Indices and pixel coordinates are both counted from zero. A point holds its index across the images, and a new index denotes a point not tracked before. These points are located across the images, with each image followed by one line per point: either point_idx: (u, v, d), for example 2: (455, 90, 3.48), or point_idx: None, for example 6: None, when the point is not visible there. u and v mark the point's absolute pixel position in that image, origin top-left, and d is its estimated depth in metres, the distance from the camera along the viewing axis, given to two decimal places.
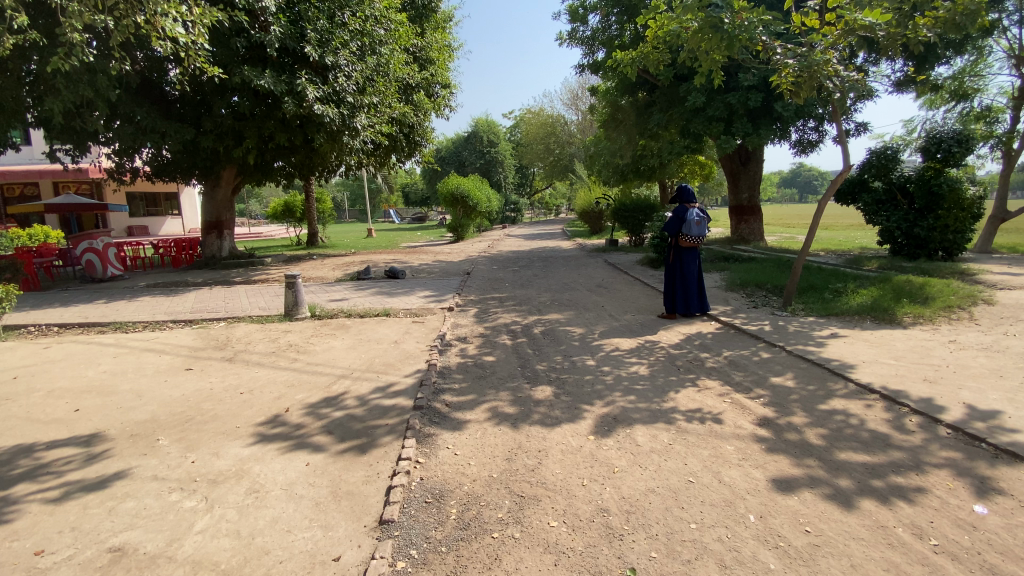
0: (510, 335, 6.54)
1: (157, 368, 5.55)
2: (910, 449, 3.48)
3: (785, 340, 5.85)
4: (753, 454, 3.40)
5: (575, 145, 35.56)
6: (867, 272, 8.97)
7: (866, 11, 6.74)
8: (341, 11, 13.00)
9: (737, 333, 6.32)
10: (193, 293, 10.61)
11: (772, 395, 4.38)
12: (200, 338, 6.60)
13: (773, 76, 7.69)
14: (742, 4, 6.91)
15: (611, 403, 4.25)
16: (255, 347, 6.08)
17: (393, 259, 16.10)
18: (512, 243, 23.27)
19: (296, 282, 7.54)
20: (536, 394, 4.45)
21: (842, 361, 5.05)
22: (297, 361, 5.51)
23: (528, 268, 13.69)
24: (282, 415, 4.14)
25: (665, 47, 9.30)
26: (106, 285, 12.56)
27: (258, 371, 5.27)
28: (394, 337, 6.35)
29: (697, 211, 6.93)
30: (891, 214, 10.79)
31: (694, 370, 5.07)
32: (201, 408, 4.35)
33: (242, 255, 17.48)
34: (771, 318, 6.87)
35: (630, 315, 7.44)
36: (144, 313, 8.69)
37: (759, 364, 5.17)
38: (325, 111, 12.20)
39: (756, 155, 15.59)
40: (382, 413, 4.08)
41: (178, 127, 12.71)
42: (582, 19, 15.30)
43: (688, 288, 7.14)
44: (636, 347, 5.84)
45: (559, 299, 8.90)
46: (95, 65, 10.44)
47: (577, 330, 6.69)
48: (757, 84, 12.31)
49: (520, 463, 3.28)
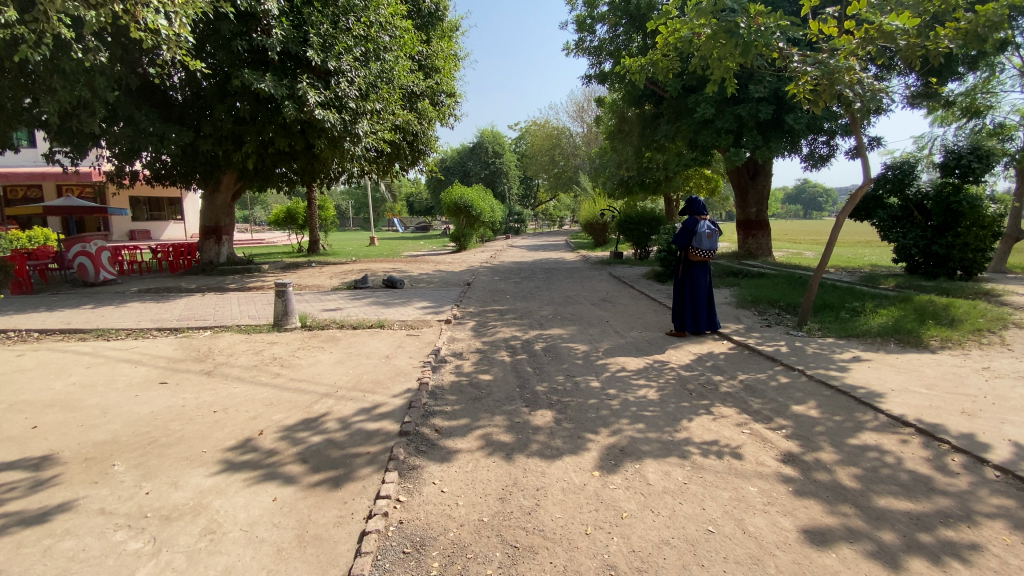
0: (510, 351, 6.15)
1: (129, 381, 5.17)
2: (957, 495, 3.07)
3: (804, 363, 5.44)
4: (780, 498, 2.99)
5: (580, 158, 35.36)
6: (885, 291, 8.57)
7: (890, 16, 6.41)
8: (345, 16, 12.79)
9: (751, 354, 5.92)
10: (183, 300, 10.27)
11: (795, 427, 3.97)
12: (181, 349, 6.22)
13: (789, 85, 7.36)
14: (758, 8, 6.59)
15: (618, 433, 3.85)
16: (236, 359, 5.69)
17: (393, 267, 15.80)
18: (515, 253, 22.94)
19: (287, 290, 7.18)
20: (535, 420, 4.07)
21: (869, 388, 4.64)
22: (280, 376, 5.13)
23: (530, 279, 13.34)
24: (253, 439, 3.75)
25: (676, 53, 9.01)
26: (96, 290, 12.24)
27: (236, 387, 4.89)
28: (385, 350, 5.97)
29: (708, 224, 6.54)
30: (908, 230, 10.38)
31: (708, 396, 4.66)
32: (167, 430, 3.95)
33: (241, 261, 17.15)
34: (787, 339, 6.46)
35: (637, 332, 7.04)
36: (129, 320, 8.34)
37: (777, 390, 4.77)
38: (325, 117, 11.86)
39: (765, 169, 15.28)
40: (365, 439, 3.69)
41: (177, 130, 12.53)
42: (590, 29, 15.09)
43: (698, 305, 6.75)
44: (643, 368, 5.44)
45: (562, 313, 8.52)
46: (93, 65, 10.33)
47: (580, 347, 6.30)
48: (768, 95, 12.01)
49: (515, 504, 2.89)
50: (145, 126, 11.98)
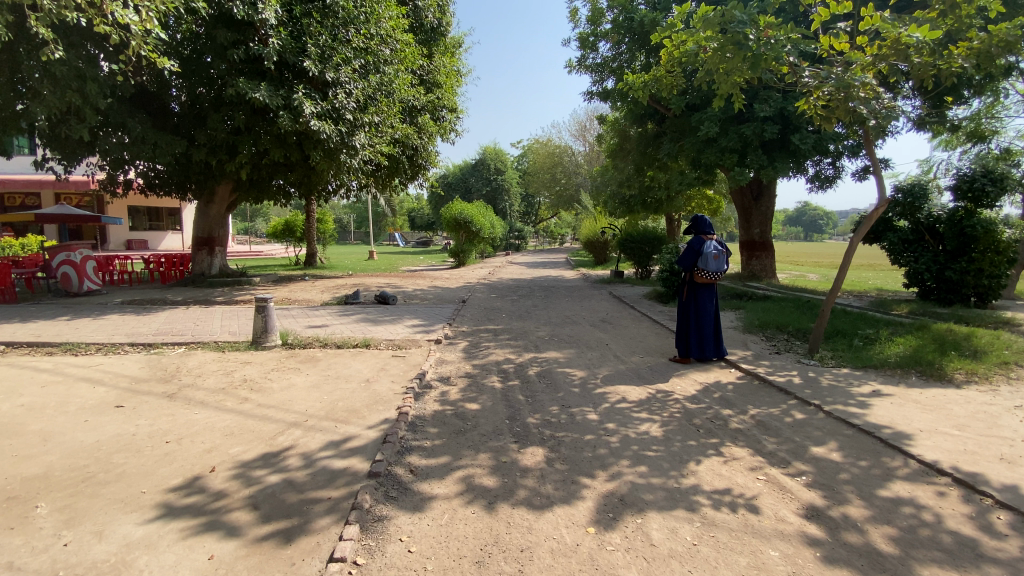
0: (501, 377, 5.70)
1: (82, 403, 4.73)
2: (1013, 565, 2.62)
3: (821, 397, 4.99)
4: (805, 566, 2.54)
5: (582, 176, 35.26)
6: (900, 318, 8.15)
7: (909, 27, 6.07)
8: (345, 28, 12.48)
9: (762, 385, 5.47)
10: (165, 313, 9.86)
11: (817, 474, 3.54)
12: (147, 368, 5.78)
13: (800, 101, 6.98)
14: (769, 20, 6.23)
15: (617, 477, 3.40)
16: (203, 381, 5.25)
17: (388, 283, 15.40)
18: (514, 270, 22.60)
19: (267, 306, 6.76)
20: (523, 459, 3.63)
21: (895, 428, 4.18)
22: (247, 402, 4.68)
23: (528, 297, 12.94)
24: (202, 478, 3.31)
25: (681, 70, 8.76)
26: (78, 301, 11.82)
27: (198, 413, 4.45)
28: (367, 374, 5.53)
29: (715, 244, 6.14)
30: (919, 254, 10.00)
31: (717, 433, 4.21)
32: (108, 465, 3.52)
33: (233, 273, 16.74)
34: (800, 368, 6.03)
35: (638, 357, 6.61)
36: (102, 334, 7.90)
37: (793, 428, 4.32)
38: (321, 127, 11.58)
39: (769, 190, 14.99)
40: (327, 481, 3.25)
41: (170, 139, 12.24)
42: (592, 46, 14.94)
43: (704, 330, 6.34)
44: (645, 399, 4.99)
45: (559, 334, 8.09)
46: (85, 71, 10.13)
47: (578, 373, 5.86)
48: (774, 115, 11.75)
49: (494, 571, 2.44)
50: (137, 134, 11.69)
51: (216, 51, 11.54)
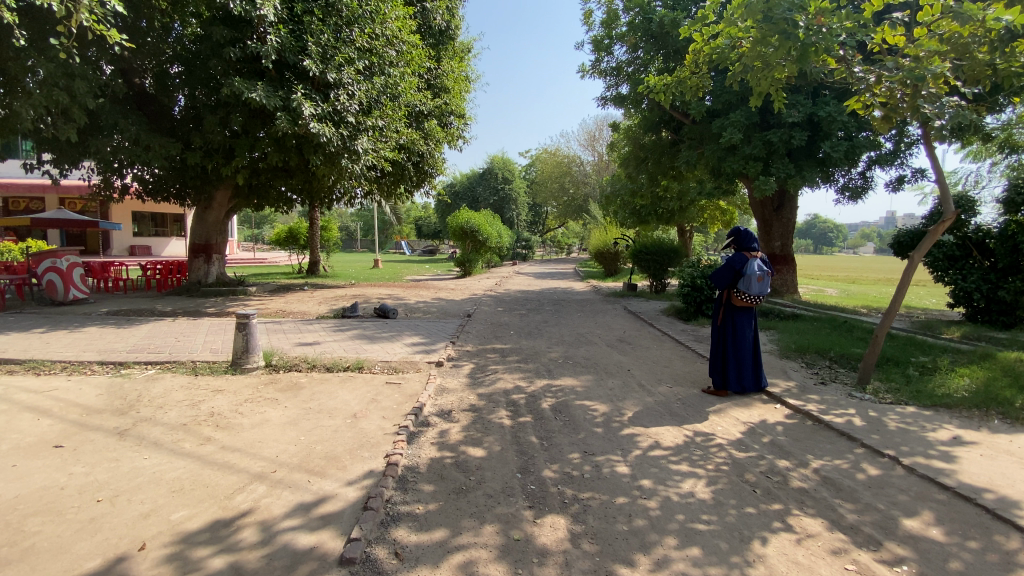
0: (511, 411, 4.92)
1: (18, 439, 3.98)
2: None
3: (893, 445, 4.18)
4: None
5: (590, 186, 34.59)
6: (957, 344, 7.32)
7: (999, 8, 5.01)
8: (349, 27, 11.83)
9: (818, 427, 4.65)
10: (149, 325, 9.15)
11: (920, 562, 2.76)
12: (106, 395, 5.03)
13: (852, 100, 6.11)
14: (822, 4, 5.43)
15: (664, 566, 2.62)
16: (164, 414, 4.50)
17: (389, 294, 14.68)
18: (522, 281, 21.81)
19: (250, 322, 6.01)
20: (541, 536, 2.84)
21: (1000, 496, 3.40)
22: (210, 443, 3.93)
23: (537, 312, 12.13)
24: (125, 561, 2.56)
25: (708, 70, 8.03)
26: (61, 310, 11.17)
27: (147, 459, 3.70)
28: (355, 406, 4.76)
29: (759, 263, 5.35)
30: (967, 272, 9.22)
31: (779, 497, 3.42)
32: (15, 536, 2.76)
33: (230, 281, 16.04)
34: (857, 405, 5.18)
35: (666, 388, 5.81)
36: (73, 350, 7.19)
37: (872, 490, 3.53)
38: (321, 130, 10.85)
39: (792, 201, 14.17)
40: (285, 570, 2.49)
41: (164, 142, 11.58)
42: (607, 49, 14.17)
43: (741, 359, 5.57)
44: (682, 444, 4.20)
45: (573, 356, 7.29)
46: (75, 69, 9.60)
47: (600, 407, 5.06)
48: (803, 120, 11.05)
49: None
50: (129, 135, 11.03)
51: (211, 50, 10.98)
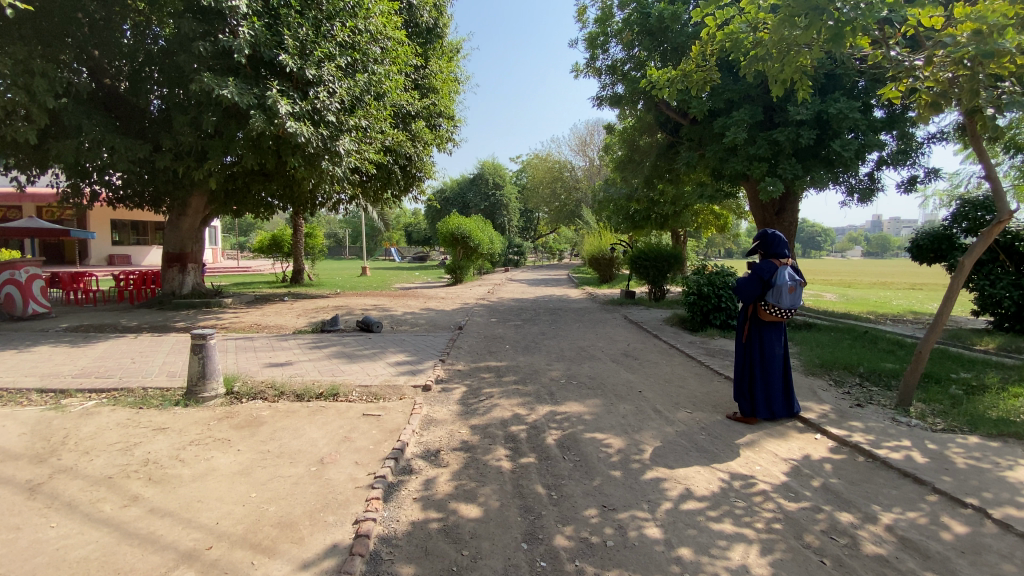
0: (511, 449, 4.14)
1: None
2: None
3: (973, 491, 3.45)
4: None
5: (583, 190, 34.04)
6: (999, 357, 6.65)
7: None
8: (329, 21, 11.07)
9: (874, 466, 3.93)
10: (106, 343, 8.27)
11: None
12: (29, 435, 4.19)
13: (888, 88, 5.39)
14: None
15: None
16: (90, 462, 3.69)
17: (375, 304, 13.89)
18: (515, 288, 20.98)
19: (207, 344, 5.17)
20: None
21: None
22: (137, 506, 3.13)
23: (532, 322, 11.38)
24: None
25: (716, 62, 7.33)
26: (15, 326, 10.23)
27: (52, 529, 2.88)
28: (323, 448, 3.98)
29: (791, 272, 4.66)
30: (995, 278, 8.63)
31: (856, 571, 2.69)
32: None
33: (208, 292, 15.12)
34: (910, 436, 4.46)
35: (686, 415, 5.08)
36: (10, 374, 6.30)
37: (967, 557, 2.81)
38: (299, 129, 9.97)
39: (794, 204, 13.56)
40: None
41: (131, 144, 10.62)
42: (601, 47, 13.50)
43: (772, 383, 4.88)
44: (720, 493, 3.47)
45: (576, 375, 6.54)
46: (35, 64, 8.74)
47: (614, 442, 4.32)
48: (811, 119, 10.43)
49: None
50: (94, 137, 10.04)
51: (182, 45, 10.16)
